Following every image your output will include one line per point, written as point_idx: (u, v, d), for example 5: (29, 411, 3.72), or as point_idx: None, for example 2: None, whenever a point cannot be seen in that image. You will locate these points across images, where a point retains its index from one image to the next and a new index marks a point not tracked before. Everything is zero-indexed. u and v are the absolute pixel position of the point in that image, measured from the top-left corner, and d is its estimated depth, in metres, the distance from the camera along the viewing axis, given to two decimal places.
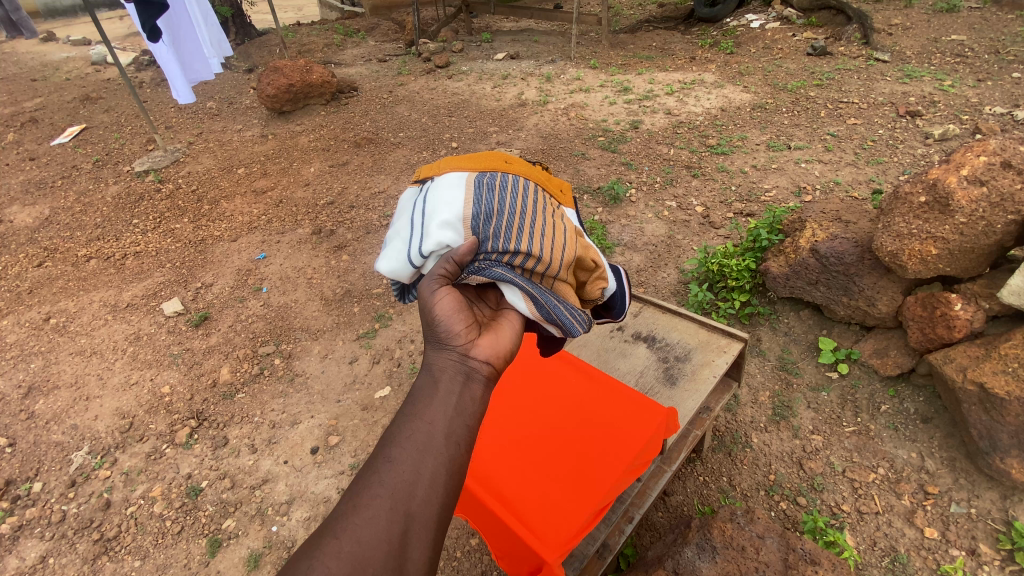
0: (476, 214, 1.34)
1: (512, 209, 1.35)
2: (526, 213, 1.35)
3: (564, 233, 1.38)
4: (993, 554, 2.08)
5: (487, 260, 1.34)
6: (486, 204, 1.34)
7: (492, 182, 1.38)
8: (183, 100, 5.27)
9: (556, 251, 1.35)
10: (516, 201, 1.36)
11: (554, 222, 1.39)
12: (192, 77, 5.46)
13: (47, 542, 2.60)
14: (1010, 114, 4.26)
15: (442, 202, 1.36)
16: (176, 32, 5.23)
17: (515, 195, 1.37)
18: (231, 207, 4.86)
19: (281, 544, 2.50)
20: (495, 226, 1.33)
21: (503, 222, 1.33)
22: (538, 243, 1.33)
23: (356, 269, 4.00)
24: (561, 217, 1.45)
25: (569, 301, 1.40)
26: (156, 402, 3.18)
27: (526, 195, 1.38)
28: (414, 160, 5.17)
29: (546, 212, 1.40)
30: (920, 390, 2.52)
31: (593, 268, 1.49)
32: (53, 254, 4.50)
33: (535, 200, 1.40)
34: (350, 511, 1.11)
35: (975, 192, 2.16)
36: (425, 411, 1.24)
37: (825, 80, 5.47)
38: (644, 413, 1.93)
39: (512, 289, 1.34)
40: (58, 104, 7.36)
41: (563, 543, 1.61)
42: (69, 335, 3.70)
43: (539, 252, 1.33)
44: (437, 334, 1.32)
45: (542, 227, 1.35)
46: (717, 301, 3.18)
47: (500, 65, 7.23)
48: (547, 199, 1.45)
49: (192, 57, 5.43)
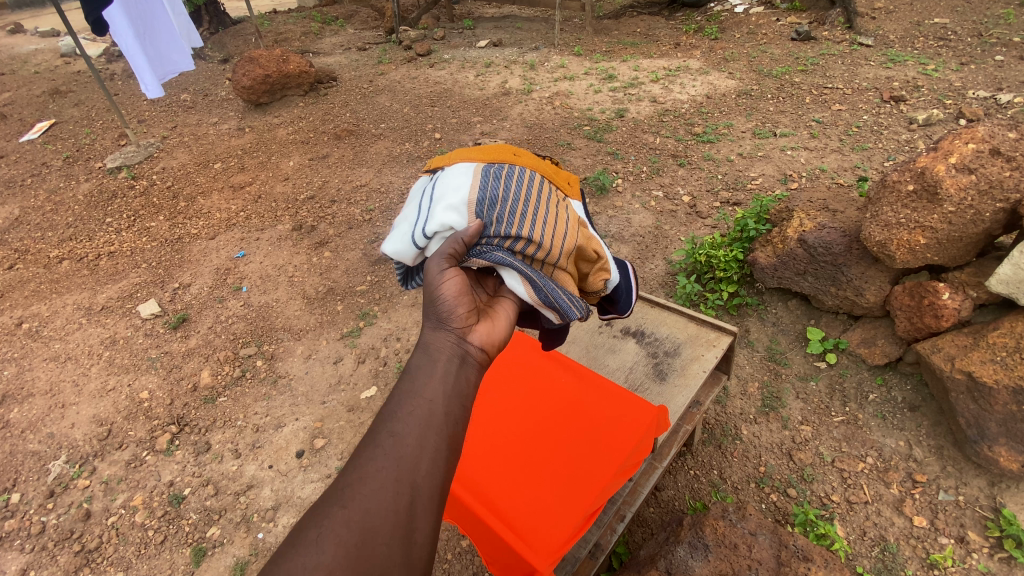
0: (480, 200, 1.28)
1: (516, 195, 1.30)
2: (529, 200, 1.30)
3: (567, 222, 1.33)
4: (981, 541, 2.09)
5: (488, 244, 1.28)
6: (491, 190, 1.29)
7: (498, 168, 1.33)
8: (153, 95, 5.03)
9: (556, 238, 1.30)
10: (521, 188, 1.31)
11: (558, 211, 1.34)
12: (169, 69, 5.25)
13: (26, 555, 2.51)
14: (992, 99, 4.28)
15: (448, 187, 1.31)
16: (149, 22, 5.01)
17: (520, 183, 1.32)
18: (209, 203, 4.73)
19: (268, 552, 2.44)
20: (499, 211, 1.27)
21: (507, 207, 1.27)
22: (541, 230, 1.28)
23: (338, 265, 3.91)
24: (566, 208, 1.39)
25: (561, 284, 1.32)
26: (136, 408, 3.09)
27: (532, 183, 1.33)
28: (397, 152, 5.07)
29: (552, 201, 1.35)
30: (907, 378, 2.53)
31: (588, 255, 1.41)
32: (24, 255, 4.34)
33: (541, 188, 1.34)
34: (355, 481, 1.06)
35: (963, 179, 2.15)
36: (426, 386, 1.18)
37: (810, 65, 5.44)
38: (637, 412, 1.90)
39: (511, 272, 1.29)
40: (26, 99, 7.08)
41: (554, 550, 1.57)
42: (43, 340, 3.57)
43: (541, 239, 1.27)
44: (438, 313, 1.26)
45: (545, 214, 1.30)
46: (705, 292, 3.17)
47: (482, 53, 7.09)
48: (553, 189, 1.40)
49: (168, 47, 5.19)
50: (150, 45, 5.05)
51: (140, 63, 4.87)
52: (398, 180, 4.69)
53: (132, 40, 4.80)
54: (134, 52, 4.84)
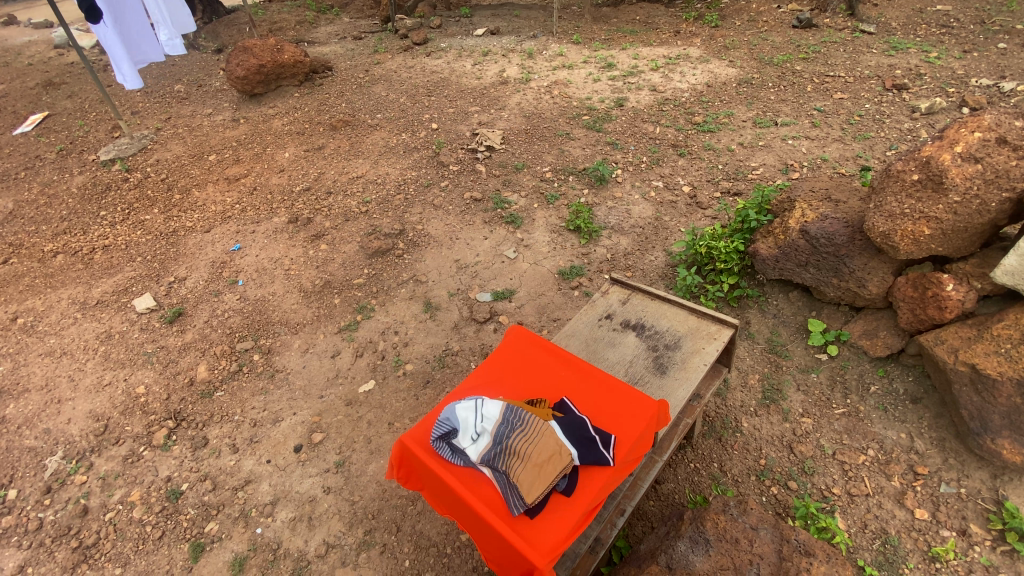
0: (493, 431, 1.69)
1: (517, 434, 1.68)
2: (523, 437, 1.67)
3: (546, 449, 1.65)
4: (984, 534, 2.08)
5: (490, 464, 1.66)
6: (502, 427, 1.70)
7: (510, 417, 1.73)
8: (130, 86, 5.01)
9: (533, 459, 1.62)
10: (519, 430, 1.69)
11: (539, 441, 1.66)
12: (138, 59, 5.07)
13: (23, 551, 2.49)
14: (996, 86, 4.22)
15: (477, 416, 1.74)
16: (125, 11, 4.82)
17: (520, 424, 1.71)
18: (204, 195, 4.67)
19: (266, 547, 2.43)
20: (502, 443, 1.66)
21: (508, 441, 1.66)
22: (523, 456, 1.63)
23: (335, 258, 3.87)
24: (547, 435, 1.70)
25: (513, 482, 1.60)
26: (132, 403, 3.06)
27: (526, 424, 1.71)
28: (393, 143, 5.00)
29: (535, 435, 1.68)
30: (909, 370, 2.51)
31: (552, 457, 1.64)
32: (19, 249, 4.29)
33: (531, 427, 1.70)
34: None
35: (970, 169, 2.12)
36: None
37: (811, 53, 5.37)
38: (639, 409, 1.87)
39: (499, 481, 1.65)
40: (19, 91, 6.99)
41: (554, 547, 1.52)
42: (38, 335, 3.54)
43: (523, 463, 1.61)
44: None
45: (530, 447, 1.65)
46: (706, 284, 3.14)
47: (479, 42, 6.99)
48: (539, 424, 1.72)
49: (140, 37, 4.99)
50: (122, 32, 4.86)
51: (118, 53, 4.83)
52: (395, 171, 4.63)
53: (110, 29, 4.71)
54: (113, 41, 4.77)
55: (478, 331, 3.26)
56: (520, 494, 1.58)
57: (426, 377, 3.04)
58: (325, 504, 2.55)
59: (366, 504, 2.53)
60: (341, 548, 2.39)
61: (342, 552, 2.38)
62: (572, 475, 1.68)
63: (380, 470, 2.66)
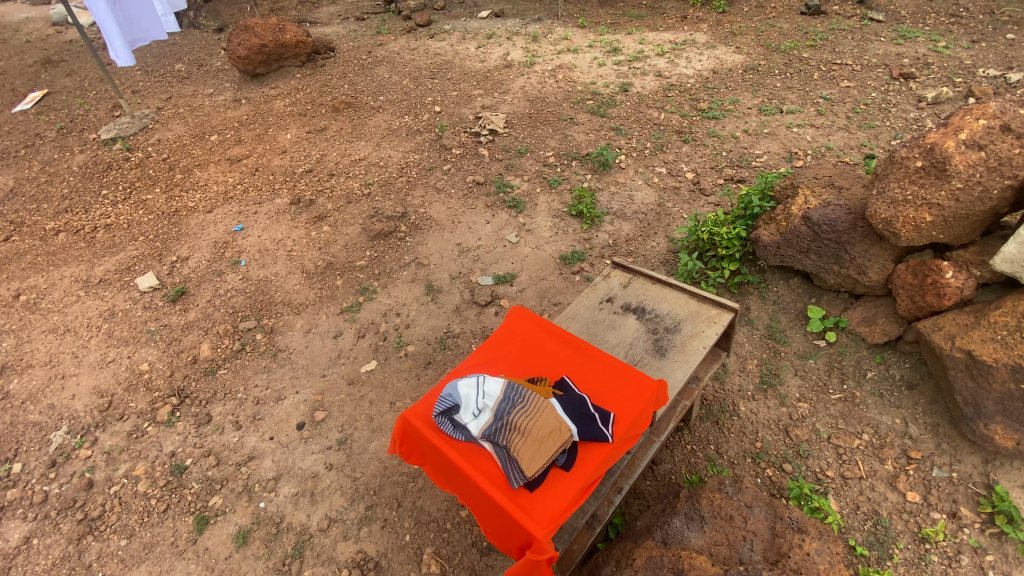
0: (496, 407, 1.73)
1: (518, 411, 1.71)
2: (526, 413, 1.70)
3: (546, 423, 1.68)
4: (973, 517, 2.11)
5: (492, 439, 1.69)
6: (504, 403, 1.73)
7: (512, 395, 1.76)
8: (124, 64, 4.92)
9: (533, 434, 1.66)
10: (520, 407, 1.72)
11: (540, 418, 1.70)
12: (139, 36, 5.03)
13: (30, 523, 2.53)
14: (1003, 77, 4.19)
15: (481, 392, 1.77)
16: None
17: (521, 401, 1.74)
18: (205, 176, 4.66)
19: (269, 520, 2.47)
20: (504, 417, 1.70)
21: (510, 415, 1.69)
22: (524, 430, 1.66)
23: (337, 240, 3.87)
24: (547, 412, 1.73)
25: (514, 456, 1.63)
26: (135, 379, 3.10)
27: (527, 401, 1.74)
28: (396, 125, 4.97)
29: (536, 411, 1.72)
30: (906, 357, 2.53)
31: (552, 433, 1.67)
32: (20, 227, 4.29)
33: (533, 405, 1.73)
34: None
35: (973, 156, 2.13)
36: None
37: (819, 40, 5.31)
38: (635, 389, 1.89)
39: (499, 455, 1.68)
40: (19, 68, 6.91)
41: (552, 519, 1.56)
42: (41, 313, 3.56)
43: (523, 436, 1.65)
44: None
45: (531, 422, 1.68)
46: (707, 270, 3.16)
47: (484, 24, 6.90)
48: (539, 401, 1.75)
49: (140, 14, 4.96)
50: (120, 10, 4.81)
51: (110, 29, 4.71)
52: (397, 154, 4.61)
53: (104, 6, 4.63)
54: (106, 17, 4.67)
55: (479, 314, 3.28)
56: (520, 467, 1.61)
57: (428, 358, 3.07)
58: (327, 480, 2.60)
59: (368, 481, 2.57)
60: (343, 523, 2.44)
61: (344, 527, 2.43)
62: (570, 453, 1.70)
63: (382, 448, 2.70)
